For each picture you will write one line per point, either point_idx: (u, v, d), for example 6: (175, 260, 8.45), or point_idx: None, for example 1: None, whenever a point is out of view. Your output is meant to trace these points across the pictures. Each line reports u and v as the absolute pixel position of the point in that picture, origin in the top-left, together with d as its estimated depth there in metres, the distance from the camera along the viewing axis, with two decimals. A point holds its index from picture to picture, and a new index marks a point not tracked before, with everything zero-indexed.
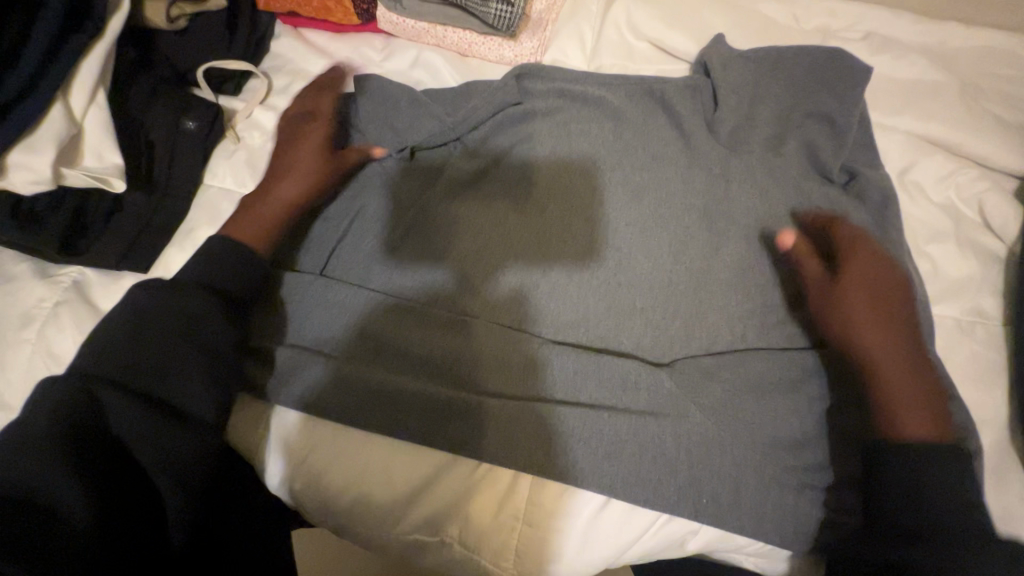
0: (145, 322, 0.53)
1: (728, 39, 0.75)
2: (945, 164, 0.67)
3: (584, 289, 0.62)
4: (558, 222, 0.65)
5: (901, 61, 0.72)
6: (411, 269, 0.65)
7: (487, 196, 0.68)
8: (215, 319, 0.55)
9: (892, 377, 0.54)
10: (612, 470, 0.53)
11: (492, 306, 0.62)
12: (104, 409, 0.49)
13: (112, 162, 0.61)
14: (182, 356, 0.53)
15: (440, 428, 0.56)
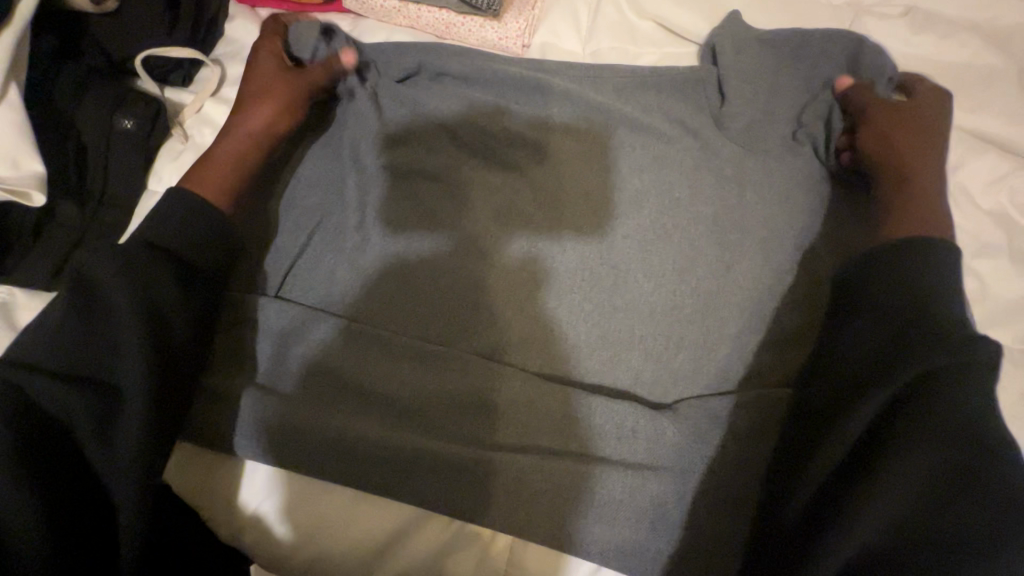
0: (90, 299, 0.46)
1: (746, 16, 0.64)
2: (998, 163, 0.57)
3: (584, 303, 0.54)
4: (549, 235, 0.57)
5: (948, 41, 0.61)
6: (412, 235, 0.58)
7: (488, 172, 0.59)
8: (160, 292, 0.46)
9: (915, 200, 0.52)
10: (605, 536, 0.46)
11: (488, 321, 0.54)
12: (41, 402, 0.42)
13: (31, 171, 0.53)
14: (119, 337, 0.44)
15: (420, 475, 0.49)
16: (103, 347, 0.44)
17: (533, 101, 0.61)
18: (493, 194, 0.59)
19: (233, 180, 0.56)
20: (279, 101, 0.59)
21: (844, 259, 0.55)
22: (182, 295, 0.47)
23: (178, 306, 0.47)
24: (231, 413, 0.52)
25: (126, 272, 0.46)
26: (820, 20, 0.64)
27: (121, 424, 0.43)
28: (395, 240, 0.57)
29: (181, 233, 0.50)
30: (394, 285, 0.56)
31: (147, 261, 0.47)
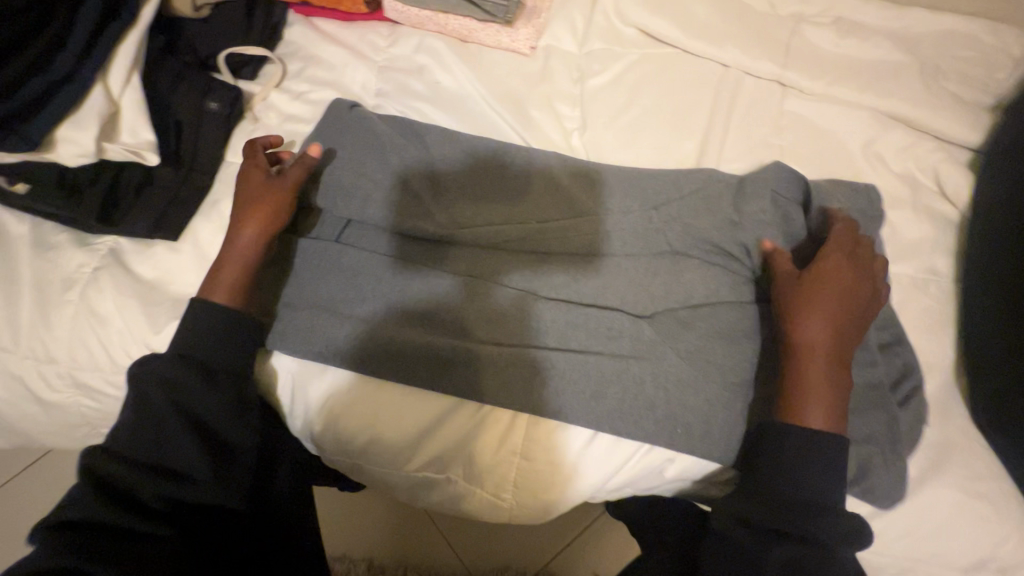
0: (177, 371, 0.61)
1: (709, 24, 0.80)
2: (906, 137, 0.73)
3: (582, 293, 0.66)
4: (543, 195, 0.71)
5: (867, 43, 0.78)
6: (421, 273, 0.68)
7: (487, 200, 0.71)
8: (203, 393, 0.61)
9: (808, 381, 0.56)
10: (596, 410, 0.61)
11: (495, 316, 0.65)
12: (154, 445, 0.58)
13: (145, 138, 0.71)
14: (180, 437, 0.58)
15: (445, 376, 0.64)
16: (165, 443, 0.58)
17: (530, 110, 0.79)
18: (506, 163, 0.73)
19: (237, 284, 0.65)
20: (262, 213, 0.67)
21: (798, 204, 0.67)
22: (217, 396, 0.61)
23: (218, 403, 0.61)
24: (302, 325, 0.67)
25: (174, 386, 0.60)
26: (768, 28, 0.80)
27: (195, 480, 0.58)
28: (422, 201, 0.70)
29: (203, 343, 0.63)
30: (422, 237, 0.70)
31: (186, 374, 0.61)
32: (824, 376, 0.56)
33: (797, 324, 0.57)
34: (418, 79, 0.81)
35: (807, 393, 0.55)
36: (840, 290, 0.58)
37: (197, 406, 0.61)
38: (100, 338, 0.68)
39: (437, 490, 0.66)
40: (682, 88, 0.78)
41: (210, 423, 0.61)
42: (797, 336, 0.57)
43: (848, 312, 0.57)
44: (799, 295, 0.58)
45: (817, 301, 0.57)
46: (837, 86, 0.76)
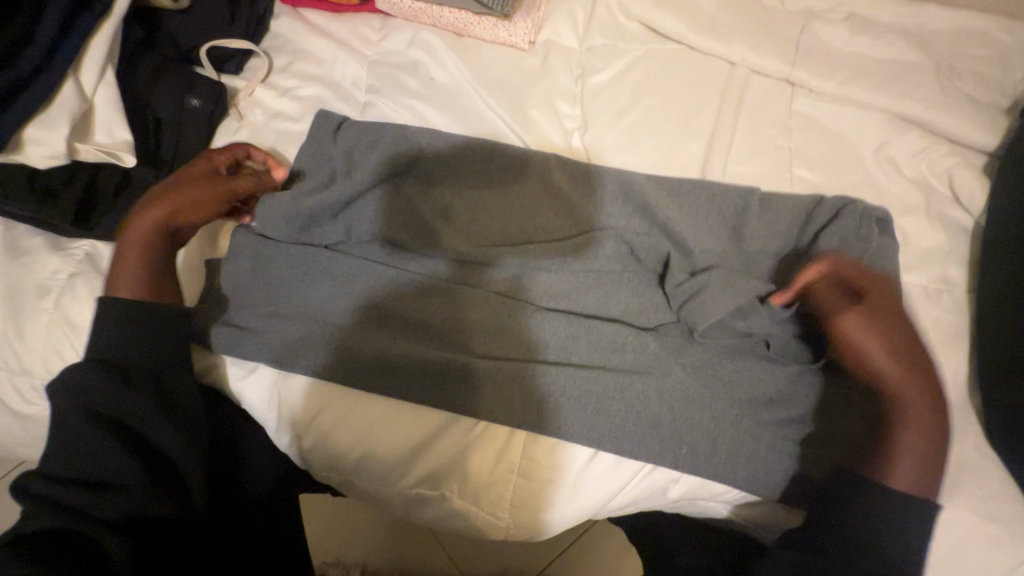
0: (90, 374, 0.56)
1: (716, 19, 0.77)
2: (919, 140, 0.70)
3: (573, 281, 0.64)
4: (542, 201, 0.68)
5: (880, 41, 0.74)
6: (412, 254, 0.68)
7: (481, 184, 0.69)
8: (120, 392, 0.56)
9: (907, 432, 0.55)
10: (599, 428, 0.58)
11: (488, 312, 0.63)
12: (78, 458, 0.54)
13: (121, 138, 0.67)
14: (100, 444, 0.54)
15: (439, 389, 0.61)
16: (89, 452, 0.54)
17: (528, 109, 0.75)
18: (504, 167, 0.70)
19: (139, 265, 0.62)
20: (192, 201, 0.65)
21: (807, 211, 0.65)
22: (138, 394, 0.57)
23: (136, 400, 0.56)
24: (283, 332, 0.64)
25: (85, 393, 0.55)
26: (778, 24, 0.77)
27: (127, 486, 0.53)
28: (417, 207, 0.68)
29: (118, 343, 0.59)
30: (411, 241, 0.68)
31: (95, 377, 0.56)
32: (923, 417, 0.55)
33: (884, 373, 0.56)
34: (411, 75, 0.77)
35: (903, 446, 0.54)
36: (908, 335, 0.58)
37: (115, 407, 0.56)
38: (77, 349, 0.65)
39: (432, 508, 0.64)
40: (687, 86, 0.75)
41: (134, 425, 0.56)
42: (889, 386, 0.56)
43: (919, 353, 0.57)
44: (886, 347, 0.57)
45: (898, 349, 0.57)
46: (849, 85, 0.73)
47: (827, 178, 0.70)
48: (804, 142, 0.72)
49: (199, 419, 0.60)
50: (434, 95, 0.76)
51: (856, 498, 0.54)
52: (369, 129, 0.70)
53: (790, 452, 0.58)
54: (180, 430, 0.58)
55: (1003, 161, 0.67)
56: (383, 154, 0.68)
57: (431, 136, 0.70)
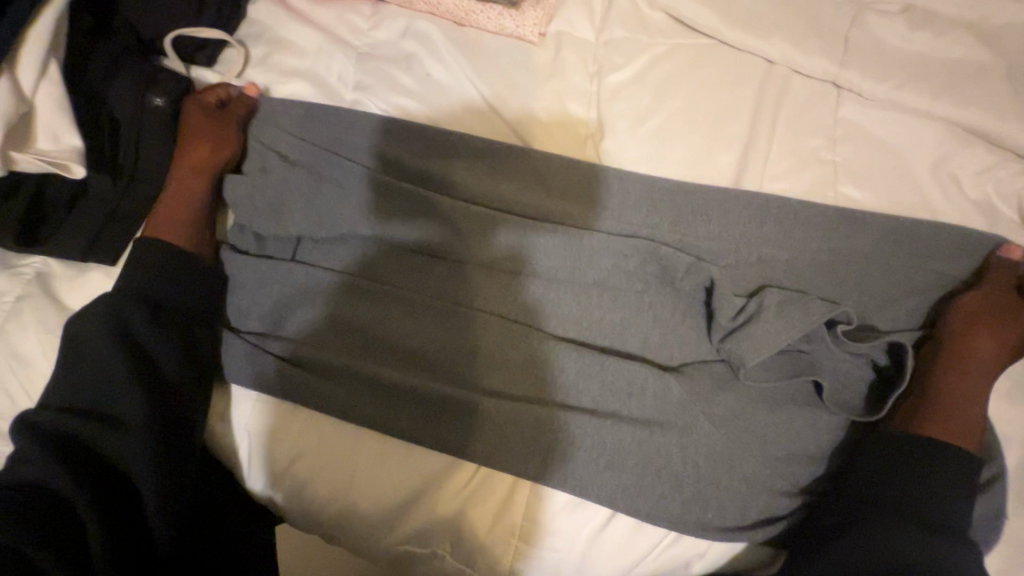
0: (123, 304, 0.57)
1: (754, 10, 0.67)
2: (986, 156, 0.61)
3: (581, 300, 0.57)
4: (556, 215, 0.59)
5: (944, 38, 0.65)
6: (387, 224, 0.59)
7: (476, 166, 0.61)
8: (148, 331, 0.56)
9: (954, 399, 0.52)
10: (614, 484, 0.51)
11: (491, 337, 0.56)
12: (97, 390, 0.54)
13: (71, 145, 0.56)
14: (125, 381, 0.54)
15: (435, 425, 0.55)
16: (111, 383, 0.54)
17: (536, 110, 0.66)
18: (517, 178, 0.61)
19: (194, 218, 0.62)
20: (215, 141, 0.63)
21: (862, 229, 0.56)
22: (165, 336, 0.57)
23: (163, 345, 0.56)
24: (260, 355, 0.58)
25: (117, 325, 0.56)
26: (824, 15, 0.67)
27: (132, 430, 0.53)
28: (411, 213, 0.60)
29: (150, 279, 0.58)
30: (401, 261, 0.60)
31: (130, 311, 0.56)
32: (974, 400, 0.52)
33: (965, 338, 0.54)
34: (404, 70, 0.68)
35: (940, 413, 0.52)
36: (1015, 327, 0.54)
37: (144, 342, 0.56)
38: (24, 381, 0.58)
39: (423, 567, 0.57)
40: (719, 86, 0.66)
41: (161, 367, 0.56)
42: (966, 352, 0.53)
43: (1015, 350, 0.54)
44: (981, 311, 0.54)
45: (988, 322, 0.54)
46: (906, 88, 0.63)
47: (877, 196, 0.61)
48: (851, 154, 0.63)
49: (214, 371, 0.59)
50: (430, 93, 0.67)
51: (890, 472, 0.49)
52: (343, 124, 0.63)
53: None
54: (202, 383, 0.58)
55: None
56: (372, 147, 0.62)
57: (420, 128, 0.62)
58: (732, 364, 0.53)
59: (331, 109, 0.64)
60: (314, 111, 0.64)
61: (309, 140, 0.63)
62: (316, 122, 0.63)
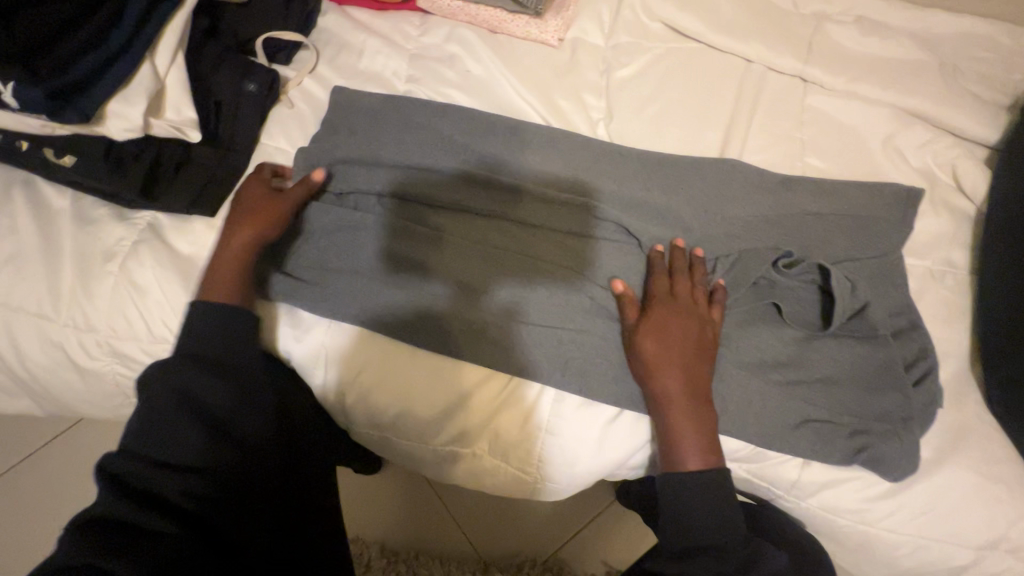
0: (193, 360, 0.61)
1: (735, 21, 0.82)
2: (925, 133, 0.75)
3: (591, 244, 0.69)
4: (564, 179, 0.74)
5: (889, 42, 0.79)
6: (429, 186, 0.72)
7: (489, 145, 0.75)
8: (209, 386, 0.60)
9: (681, 423, 0.59)
10: (621, 386, 0.64)
11: (526, 273, 0.68)
12: (164, 443, 0.57)
13: (189, 116, 0.69)
14: (192, 433, 0.57)
15: (484, 344, 0.66)
16: (180, 435, 0.57)
17: (556, 100, 0.81)
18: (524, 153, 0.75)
19: (234, 276, 0.67)
20: (262, 214, 0.69)
21: (816, 187, 0.70)
22: (224, 389, 0.61)
23: (229, 398, 0.61)
24: (327, 290, 0.69)
25: (184, 386, 0.60)
26: (792, 26, 0.82)
27: (208, 473, 0.56)
28: (447, 171, 0.73)
29: (210, 341, 0.63)
30: (428, 217, 0.72)
31: (194, 372, 0.60)
32: (700, 420, 0.60)
33: (655, 369, 0.61)
34: (448, 66, 0.83)
35: (680, 435, 0.59)
36: (691, 345, 0.62)
37: (205, 398, 0.60)
38: (141, 308, 0.71)
39: (464, 466, 0.69)
40: (708, 82, 0.80)
41: (222, 417, 0.60)
42: (658, 383, 0.61)
43: (695, 364, 0.61)
44: (651, 347, 0.61)
45: (686, 353, 0.61)
46: (859, 81, 0.78)
47: (837, 168, 0.75)
48: (815, 135, 0.77)
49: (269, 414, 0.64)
50: (468, 85, 0.82)
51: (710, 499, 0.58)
52: (395, 108, 0.78)
53: (819, 432, 0.60)
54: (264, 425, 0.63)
55: (1004, 152, 0.71)
56: (414, 121, 0.76)
57: (446, 111, 0.77)
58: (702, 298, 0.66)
59: (392, 101, 0.78)
60: (368, 95, 0.78)
61: (363, 116, 0.77)
62: (373, 106, 0.78)
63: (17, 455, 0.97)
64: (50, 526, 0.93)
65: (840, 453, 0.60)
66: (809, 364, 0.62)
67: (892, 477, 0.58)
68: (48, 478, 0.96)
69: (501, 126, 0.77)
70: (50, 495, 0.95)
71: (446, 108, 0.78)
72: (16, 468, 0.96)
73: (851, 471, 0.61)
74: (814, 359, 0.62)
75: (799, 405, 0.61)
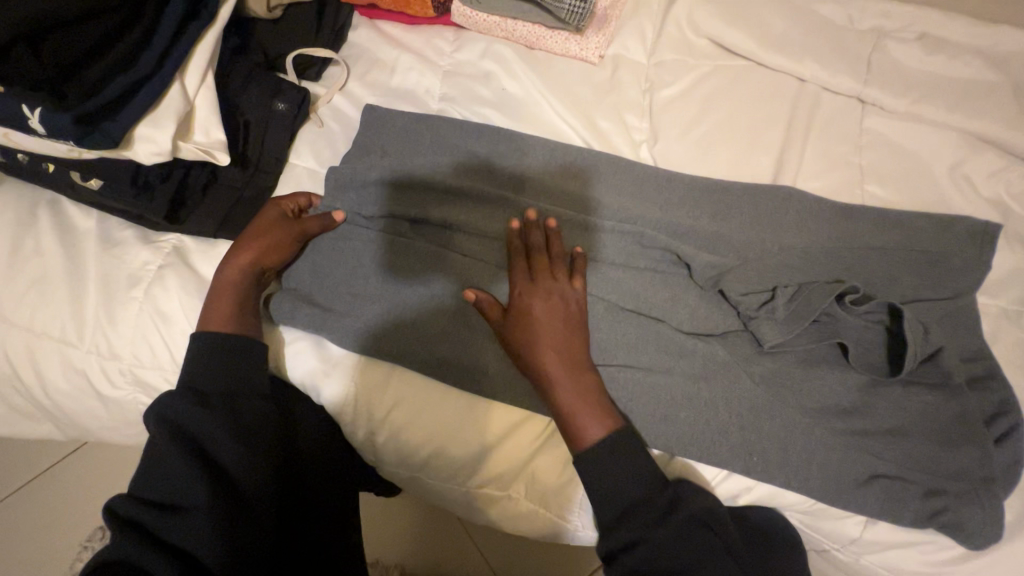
0: (187, 395, 0.59)
1: (787, 37, 0.78)
2: (997, 160, 0.70)
3: (634, 277, 0.65)
4: (600, 205, 0.69)
5: (956, 61, 0.74)
6: (456, 210, 0.68)
7: (525, 169, 0.72)
8: (201, 419, 0.58)
9: (569, 399, 0.57)
10: (669, 431, 0.60)
11: None
12: (160, 482, 0.55)
13: (218, 138, 0.66)
14: (183, 472, 0.54)
15: (520, 386, 0.63)
16: (173, 473, 0.55)
17: (596, 120, 0.77)
18: (552, 173, 0.72)
19: (236, 303, 0.64)
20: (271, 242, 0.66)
21: (877, 218, 0.65)
22: (217, 422, 0.58)
23: (221, 432, 0.57)
24: (346, 317, 0.66)
25: (177, 422, 0.57)
26: (848, 42, 0.77)
27: (200, 513, 0.53)
28: (477, 191, 0.69)
29: (206, 373, 0.61)
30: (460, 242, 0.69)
31: (185, 406, 0.58)
32: (587, 393, 0.57)
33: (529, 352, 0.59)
34: (483, 84, 0.79)
35: (571, 412, 0.57)
36: (560, 317, 0.60)
37: (198, 433, 0.57)
38: (165, 336, 0.68)
39: (497, 510, 0.66)
40: (757, 102, 0.76)
41: (214, 453, 0.57)
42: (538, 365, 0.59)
43: (572, 339, 0.60)
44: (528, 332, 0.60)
45: (557, 332, 0.60)
46: (923, 103, 0.73)
47: (898, 196, 0.70)
48: (874, 161, 0.72)
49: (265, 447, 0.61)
50: (503, 104, 0.78)
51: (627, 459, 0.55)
52: (429, 128, 0.74)
53: (889, 489, 0.55)
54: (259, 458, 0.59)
55: None
56: (449, 143, 0.73)
57: (479, 130, 0.74)
58: (756, 337, 0.61)
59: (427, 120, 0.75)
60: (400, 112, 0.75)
61: (395, 135, 0.74)
62: (406, 123, 0.75)
63: (38, 471, 0.96)
64: (69, 544, 0.92)
65: (912, 513, 0.55)
66: (876, 413, 0.57)
67: (973, 544, 0.53)
68: (67, 496, 0.94)
69: (538, 148, 0.73)
70: (68, 514, 0.93)
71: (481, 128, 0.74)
72: (36, 483, 0.95)
73: (923, 533, 0.56)
74: (882, 408, 0.57)
75: (866, 460, 0.56)
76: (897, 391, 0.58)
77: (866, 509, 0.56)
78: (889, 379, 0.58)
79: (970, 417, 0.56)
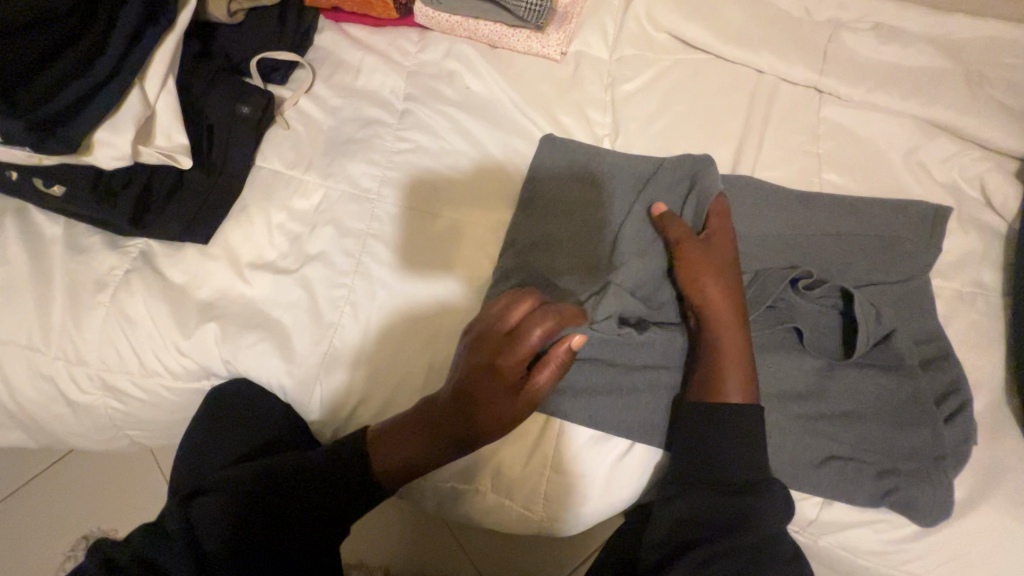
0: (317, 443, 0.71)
1: (746, 30, 0.79)
2: (949, 146, 0.71)
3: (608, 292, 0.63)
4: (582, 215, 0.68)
5: (910, 50, 0.75)
6: (429, 213, 0.71)
7: (488, 168, 0.74)
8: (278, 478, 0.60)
9: (727, 360, 0.58)
10: (628, 419, 0.62)
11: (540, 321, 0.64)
12: (233, 494, 0.59)
13: (180, 142, 0.67)
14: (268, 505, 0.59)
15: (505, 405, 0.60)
16: (253, 497, 0.59)
17: (560, 116, 0.77)
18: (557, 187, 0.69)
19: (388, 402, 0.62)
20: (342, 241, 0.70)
21: (836, 205, 0.66)
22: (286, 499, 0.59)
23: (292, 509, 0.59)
24: (327, 319, 0.67)
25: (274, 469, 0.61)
26: (805, 34, 0.78)
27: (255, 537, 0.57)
28: (442, 196, 0.72)
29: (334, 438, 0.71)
30: (428, 242, 0.70)
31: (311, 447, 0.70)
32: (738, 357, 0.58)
33: (709, 315, 0.60)
34: (447, 83, 0.80)
35: (725, 373, 0.58)
36: (719, 279, 0.61)
37: (279, 486, 0.60)
38: (131, 340, 0.69)
39: (466, 503, 0.66)
40: (718, 94, 0.77)
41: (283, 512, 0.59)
42: (716, 327, 0.60)
43: (727, 300, 0.60)
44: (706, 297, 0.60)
45: (720, 294, 0.60)
46: (880, 91, 0.74)
47: (856, 184, 0.71)
48: (831, 150, 0.73)
49: (304, 521, 0.59)
50: (469, 102, 0.78)
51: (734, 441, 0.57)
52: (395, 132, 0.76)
53: (844, 469, 0.56)
54: (287, 530, 0.59)
55: None
56: (416, 145, 0.75)
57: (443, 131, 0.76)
58: None
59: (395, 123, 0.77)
60: (368, 120, 0.77)
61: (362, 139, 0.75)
62: (373, 128, 0.76)
63: (17, 482, 0.96)
64: (47, 553, 0.92)
65: (867, 491, 0.56)
66: (828, 393, 0.58)
67: (923, 522, 0.55)
68: (46, 506, 0.94)
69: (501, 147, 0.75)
70: (48, 523, 0.93)
71: (445, 129, 0.76)
72: (13, 494, 0.95)
73: (877, 513, 0.57)
74: (835, 391, 0.58)
75: (819, 441, 0.57)
76: (851, 373, 0.59)
77: (822, 488, 0.57)
78: (842, 360, 0.59)
79: (919, 397, 0.57)
